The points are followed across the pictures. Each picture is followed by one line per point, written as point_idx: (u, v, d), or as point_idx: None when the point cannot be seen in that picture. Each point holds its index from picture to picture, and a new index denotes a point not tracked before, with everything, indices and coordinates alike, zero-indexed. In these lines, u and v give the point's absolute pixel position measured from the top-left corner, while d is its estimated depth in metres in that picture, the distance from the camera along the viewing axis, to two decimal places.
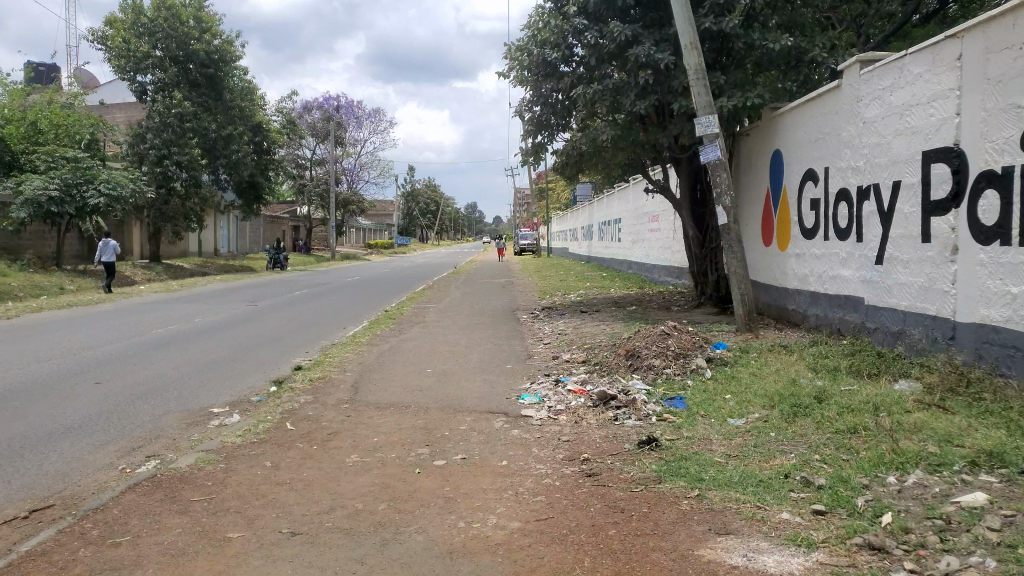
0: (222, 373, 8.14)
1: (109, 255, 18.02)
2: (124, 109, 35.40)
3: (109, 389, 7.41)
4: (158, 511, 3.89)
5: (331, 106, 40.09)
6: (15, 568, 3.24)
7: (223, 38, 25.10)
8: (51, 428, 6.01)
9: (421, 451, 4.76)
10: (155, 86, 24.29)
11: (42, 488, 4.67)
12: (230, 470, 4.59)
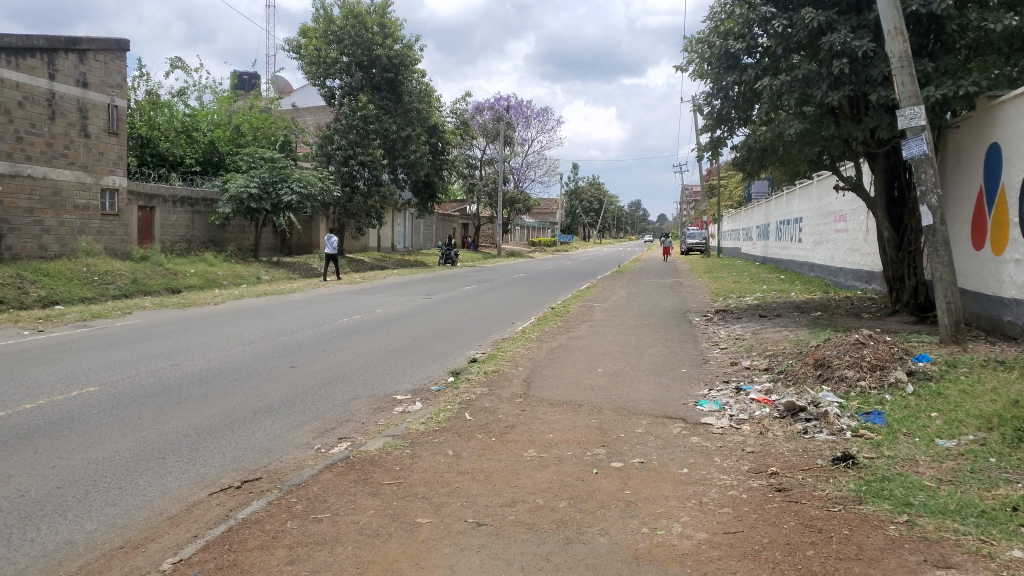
0: (402, 363, 8.55)
1: (333, 246, 20.73)
2: (314, 113, 38.25)
3: (303, 373, 8.00)
4: (353, 491, 4.13)
5: (501, 106, 41.02)
6: (233, 534, 3.56)
7: (403, 43, 26.35)
8: (255, 407, 6.58)
9: (598, 451, 4.72)
10: (342, 90, 25.99)
11: (251, 461, 5.12)
12: (416, 456, 4.79)
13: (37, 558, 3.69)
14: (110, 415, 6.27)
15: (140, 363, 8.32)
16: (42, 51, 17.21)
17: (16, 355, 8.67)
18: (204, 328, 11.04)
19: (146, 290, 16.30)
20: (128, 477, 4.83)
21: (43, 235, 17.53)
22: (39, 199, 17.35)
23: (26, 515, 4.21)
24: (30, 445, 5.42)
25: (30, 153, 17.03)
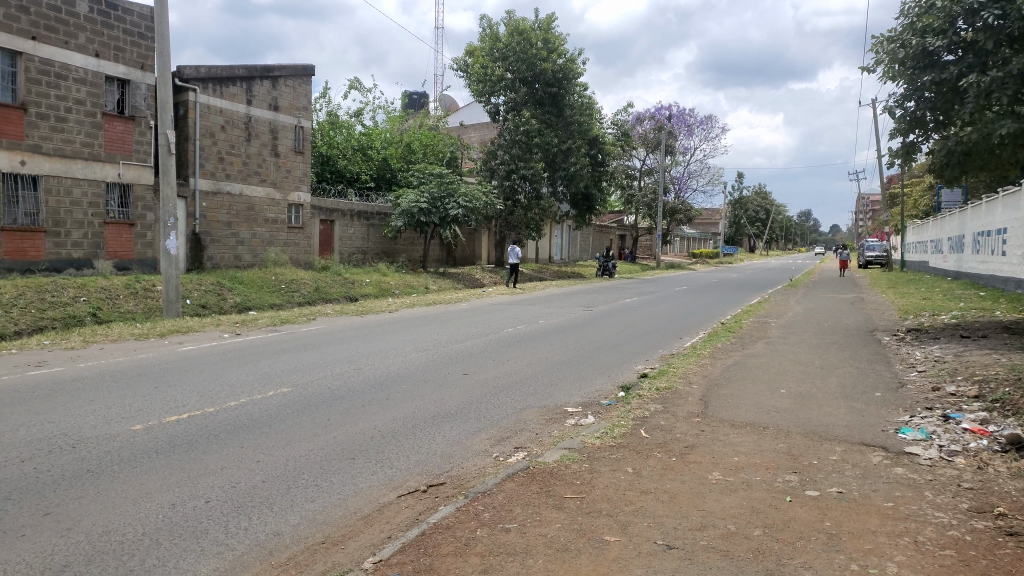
0: (571, 374, 8.56)
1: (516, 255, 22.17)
2: (479, 129, 39.54)
3: (475, 381, 8.21)
4: (537, 503, 4.14)
5: (663, 116, 40.49)
6: (427, 539, 3.66)
7: (567, 56, 26.54)
8: (433, 412, 6.81)
9: (790, 477, 4.45)
10: (507, 106, 26.65)
11: (434, 466, 5.28)
12: (595, 471, 4.73)
13: (251, 547, 3.98)
14: (304, 414, 6.71)
15: (326, 367, 8.87)
16: (242, 79, 18.91)
17: (219, 356, 9.53)
18: (380, 335, 11.62)
19: (327, 297, 17.42)
20: (323, 475, 5.11)
21: (239, 246, 19.26)
22: (236, 213, 19.07)
23: (238, 505, 4.58)
24: (237, 440, 5.90)
25: (230, 172, 18.77)
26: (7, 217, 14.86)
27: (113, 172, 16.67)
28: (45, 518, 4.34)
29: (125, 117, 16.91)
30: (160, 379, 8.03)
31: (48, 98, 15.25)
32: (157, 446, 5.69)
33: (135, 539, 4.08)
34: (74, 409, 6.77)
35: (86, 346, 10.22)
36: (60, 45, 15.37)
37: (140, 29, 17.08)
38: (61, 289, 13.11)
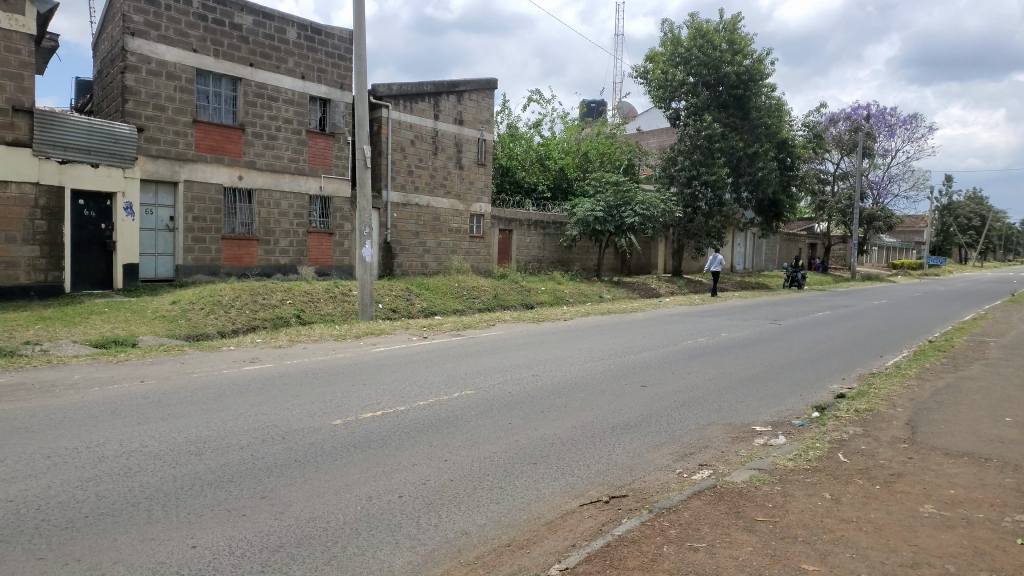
0: (758, 390, 8.16)
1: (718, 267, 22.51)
2: (658, 136, 39.03)
3: (654, 393, 8.04)
4: (726, 524, 3.97)
5: (860, 116, 37.89)
6: (613, 550, 3.63)
7: (753, 57, 25.50)
8: (613, 423, 6.75)
9: (1020, 518, 3.96)
10: (687, 111, 26.10)
11: (616, 478, 5.22)
12: (789, 495, 4.46)
13: (441, 544, 4.14)
14: (487, 417, 6.91)
15: (507, 371, 9.11)
16: (430, 95, 19.90)
17: (408, 358, 10.07)
18: (557, 342, 11.75)
19: (505, 304, 17.85)
20: (508, 479, 5.22)
21: (425, 254, 20.27)
22: (423, 223, 20.10)
23: (429, 502, 4.78)
24: (426, 438, 6.18)
25: (418, 184, 19.82)
26: (227, 227, 16.60)
27: (315, 185, 18.13)
28: (260, 501, 4.77)
29: (326, 134, 18.34)
30: (356, 378, 8.61)
31: (262, 118, 16.90)
32: (355, 440, 6.09)
33: (337, 527, 4.38)
34: (284, 402, 7.43)
35: (292, 344, 11.17)
36: (273, 70, 16.98)
37: (341, 51, 18.47)
38: (272, 292, 14.44)
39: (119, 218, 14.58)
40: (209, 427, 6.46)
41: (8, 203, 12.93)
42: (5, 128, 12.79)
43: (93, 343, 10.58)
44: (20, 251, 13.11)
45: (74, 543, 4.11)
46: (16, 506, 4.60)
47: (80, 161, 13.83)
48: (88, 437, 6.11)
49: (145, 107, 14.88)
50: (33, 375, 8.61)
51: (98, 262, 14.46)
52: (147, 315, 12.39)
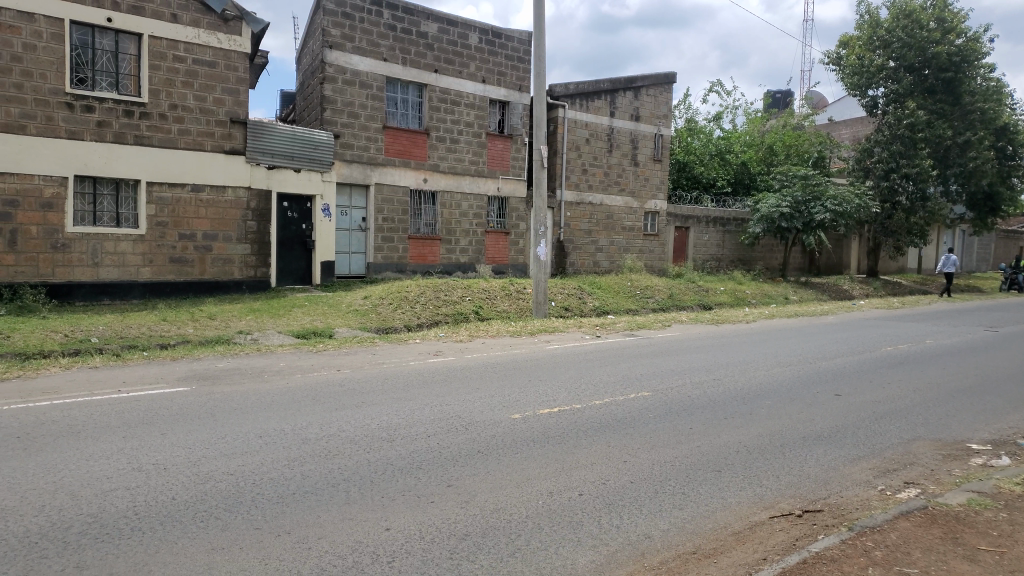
0: (974, 404, 7.36)
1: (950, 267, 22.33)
2: (851, 126, 36.52)
3: (850, 403, 7.46)
4: (942, 550, 3.60)
5: None
6: (810, 568, 3.40)
7: (968, 36, 23.09)
8: (804, 432, 6.35)
9: None
10: (887, 98, 24.20)
11: (809, 491, 4.90)
12: (1018, 524, 3.97)
13: (624, 545, 4.09)
14: (667, 420, 6.75)
15: (685, 374, 8.84)
16: (606, 93, 19.82)
17: (584, 356, 10.07)
18: (738, 345, 11.26)
19: (681, 304, 17.39)
20: (689, 485, 5.05)
21: (598, 252, 20.27)
22: (597, 222, 20.08)
23: (610, 503, 4.72)
24: (603, 438, 6.13)
25: (593, 183, 19.83)
26: (413, 227, 17.47)
27: (493, 186, 18.65)
28: (447, 489, 4.95)
29: (504, 135, 18.79)
30: (534, 374, 8.75)
31: (445, 122, 17.63)
32: (534, 435, 6.17)
33: (520, 520, 4.44)
34: (466, 394, 7.70)
35: (471, 339, 11.56)
36: (456, 75, 17.64)
37: (520, 53, 18.84)
38: (453, 289, 15.03)
39: (318, 219, 15.75)
40: (398, 415, 6.81)
41: (226, 206, 14.38)
42: (224, 138, 14.25)
43: (296, 333, 11.52)
44: (235, 250, 14.54)
45: (285, 517, 4.47)
46: (235, 480, 5.09)
47: (285, 166, 15.11)
48: (293, 419, 6.66)
49: (341, 115, 16.00)
50: (247, 361, 9.53)
51: (299, 260, 15.72)
52: (342, 309, 13.34)
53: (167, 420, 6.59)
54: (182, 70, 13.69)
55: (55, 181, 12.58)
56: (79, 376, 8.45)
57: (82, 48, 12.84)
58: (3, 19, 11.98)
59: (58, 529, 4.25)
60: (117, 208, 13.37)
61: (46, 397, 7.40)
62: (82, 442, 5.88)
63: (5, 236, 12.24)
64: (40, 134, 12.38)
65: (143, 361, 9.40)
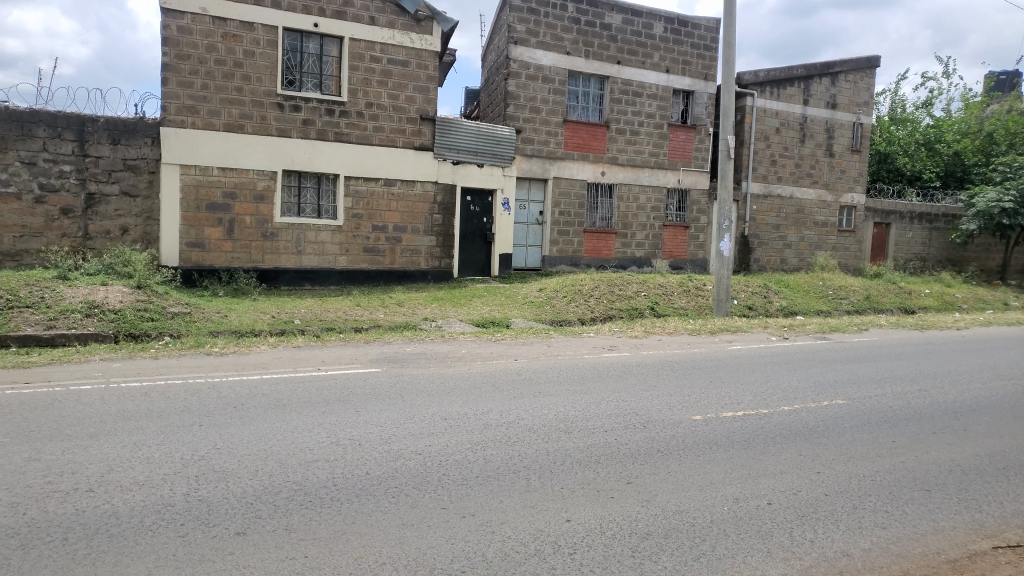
0: None
1: None
2: None
3: None
4: None
5: None
6: None
7: None
8: None
9: None
10: None
11: None
12: None
13: (820, 561, 3.83)
14: (866, 431, 6.24)
15: (885, 384, 8.11)
16: (800, 79, 18.73)
17: (769, 359, 9.56)
18: (949, 354, 10.18)
19: (879, 307, 16.08)
20: (894, 503, 4.63)
21: (786, 249, 19.24)
22: (785, 216, 19.05)
23: (802, 514, 4.44)
24: (794, 446, 5.78)
25: (781, 175, 18.81)
26: (589, 220, 17.48)
27: (674, 179, 18.21)
28: (627, 486, 4.87)
29: (687, 127, 18.29)
30: (714, 375, 8.41)
31: (626, 115, 17.45)
32: (717, 439, 5.92)
33: (705, 525, 4.28)
34: (645, 391, 7.57)
35: (648, 335, 11.36)
36: (639, 66, 17.39)
37: (707, 41, 18.21)
38: (629, 284, 14.87)
39: (498, 212, 16.15)
40: (576, 408, 6.80)
41: (414, 199, 15.10)
42: (415, 134, 14.97)
43: (475, 322, 11.89)
44: (421, 241, 15.25)
45: (468, 499, 4.60)
46: (423, 459, 5.31)
47: (469, 161, 15.61)
48: (475, 405, 6.86)
49: (524, 109, 16.31)
50: (432, 346, 9.96)
51: (480, 252, 16.19)
52: (519, 301, 13.62)
53: (360, 398, 7.03)
54: (378, 70, 14.50)
55: (267, 176, 13.81)
56: (285, 354, 9.22)
57: (293, 53, 13.98)
58: (228, 29, 13.28)
59: (269, 493, 4.64)
60: (319, 200, 14.49)
61: (257, 371, 8.16)
62: (288, 415, 6.41)
63: (225, 226, 13.60)
64: (255, 133, 13.64)
65: (339, 343, 10.10)
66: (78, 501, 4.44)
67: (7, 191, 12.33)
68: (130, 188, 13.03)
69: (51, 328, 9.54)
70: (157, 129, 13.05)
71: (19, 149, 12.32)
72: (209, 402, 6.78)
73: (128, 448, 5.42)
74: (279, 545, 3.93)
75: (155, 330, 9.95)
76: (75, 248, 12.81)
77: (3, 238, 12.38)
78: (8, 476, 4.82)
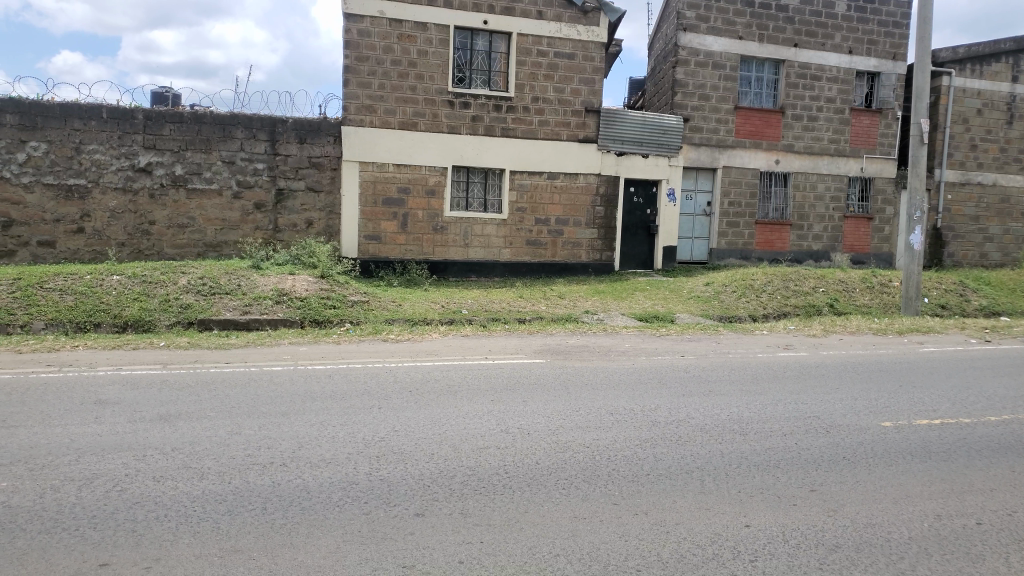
0: None
1: None
2: None
3: None
4: None
5: None
6: None
7: None
8: None
9: None
10: None
11: None
12: None
13: None
14: None
15: None
16: (1007, 54, 16.86)
17: (968, 363, 8.68)
18: None
19: None
20: None
21: (987, 242, 17.43)
22: (987, 206, 17.25)
23: (1021, 539, 3.96)
24: (1006, 461, 5.19)
25: (983, 160, 17.04)
26: (761, 212, 16.70)
27: (856, 167, 17.01)
28: (810, 493, 4.58)
29: (872, 110, 17.00)
30: (904, 378, 7.74)
31: (803, 100, 16.49)
32: (913, 449, 5.43)
33: (901, 541, 3.93)
34: (824, 393, 7.11)
35: (827, 334, 10.68)
36: (818, 47, 16.38)
37: (896, 17, 16.84)
38: (804, 279, 14.07)
39: (663, 204, 15.81)
40: (750, 409, 6.50)
41: (578, 192, 15.10)
42: (580, 127, 14.93)
43: (639, 316, 11.69)
44: (584, 234, 15.23)
45: (641, 497, 4.50)
46: (592, 452, 5.27)
47: (635, 152, 15.38)
48: (642, 401, 6.73)
49: (692, 98, 15.84)
50: (595, 339, 9.90)
51: (643, 244, 15.93)
52: (685, 295, 13.28)
53: (528, 388, 7.11)
54: (545, 64, 14.59)
55: (437, 171, 14.32)
56: (453, 342, 9.52)
57: (463, 50, 14.39)
58: (404, 30, 13.86)
59: (444, 476, 4.78)
60: (485, 194, 14.84)
61: (429, 358, 8.48)
62: (459, 401, 6.60)
63: (399, 219, 14.25)
64: (427, 130, 14.18)
65: (505, 333, 10.28)
66: (275, 474, 4.79)
67: (210, 187, 13.58)
68: (314, 184, 13.98)
69: (247, 313, 10.43)
70: (339, 128, 13.87)
71: (221, 149, 13.52)
72: (387, 386, 7.13)
73: (316, 427, 5.79)
74: (456, 529, 4.03)
75: (336, 317, 10.60)
76: (267, 240, 13.93)
77: (207, 231, 13.67)
78: (215, 447, 5.29)
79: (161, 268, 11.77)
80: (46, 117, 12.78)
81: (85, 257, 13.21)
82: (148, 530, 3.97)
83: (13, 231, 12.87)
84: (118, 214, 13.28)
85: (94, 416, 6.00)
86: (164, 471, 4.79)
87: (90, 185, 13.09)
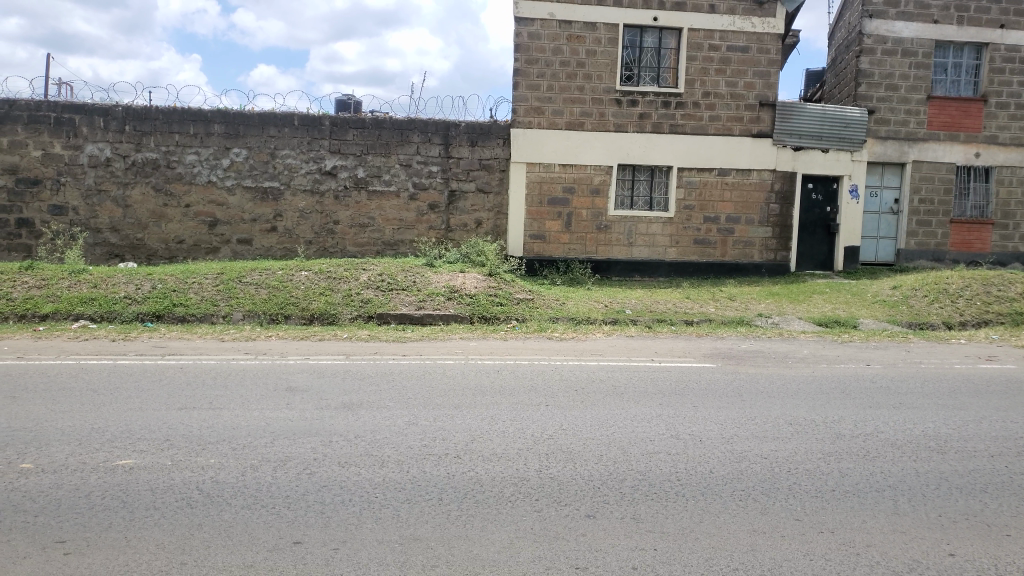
0: None
1: None
2: None
3: None
4: None
5: None
6: None
7: None
8: None
9: None
10: None
11: None
12: None
13: None
14: None
15: None
16: None
17: None
18: None
19: None
20: None
21: None
22: None
23: None
24: None
25: None
26: (958, 209, 15.24)
27: None
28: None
29: None
30: None
31: (1011, 86, 14.86)
32: None
33: None
34: None
35: None
36: None
37: None
38: (1009, 283, 12.67)
39: (844, 201, 14.83)
40: (949, 426, 5.92)
41: (750, 189, 14.48)
42: (754, 121, 14.30)
43: (817, 321, 11.03)
44: (756, 233, 14.59)
45: (826, 514, 4.22)
46: (770, 464, 5.02)
47: (813, 147, 14.53)
48: (823, 411, 6.33)
49: (879, 87, 14.72)
50: (770, 344, 9.45)
51: (822, 244, 15.07)
52: (869, 299, 12.38)
53: (698, 393, 6.90)
54: (717, 58, 14.11)
55: (603, 170, 14.25)
56: (618, 342, 9.45)
57: (631, 48, 14.24)
58: (573, 31, 13.91)
59: (615, 480, 4.73)
60: (651, 192, 14.60)
61: (594, 357, 8.47)
62: (626, 403, 6.52)
63: (564, 218, 14.34)
64: (594, 129, 14.16)
65: (671, 335, 10.05)
66: (449, 466, 4.96)
67: (389, 189, 14.32)
68: (484, 184, 14.38)
69: (421, 308, 10.90)
70: (508, 130, 14.18)
71: (399, 153, 14.23)
72: (553, 384, 7.19)
73: (488, 421, 5.93)
74: (629, 534, 3.97)
75: (503, 314, 10.85)
76: (439, 239, 14.50)
77: (385, 230, 14.43)
78: (394, 436, 5.56)
79: (344, 265, 12.57)
80: (247, 126, 14.00)
81: (277, 253, 14.38)
82: (335, 513, 4.23)
83: (217, 230, 14.24)
84: (307, 214, 14.33)
85: (286, 402, 6.48)
86: (348, 457, 5.09)
87: (283, 187, 14.21)
